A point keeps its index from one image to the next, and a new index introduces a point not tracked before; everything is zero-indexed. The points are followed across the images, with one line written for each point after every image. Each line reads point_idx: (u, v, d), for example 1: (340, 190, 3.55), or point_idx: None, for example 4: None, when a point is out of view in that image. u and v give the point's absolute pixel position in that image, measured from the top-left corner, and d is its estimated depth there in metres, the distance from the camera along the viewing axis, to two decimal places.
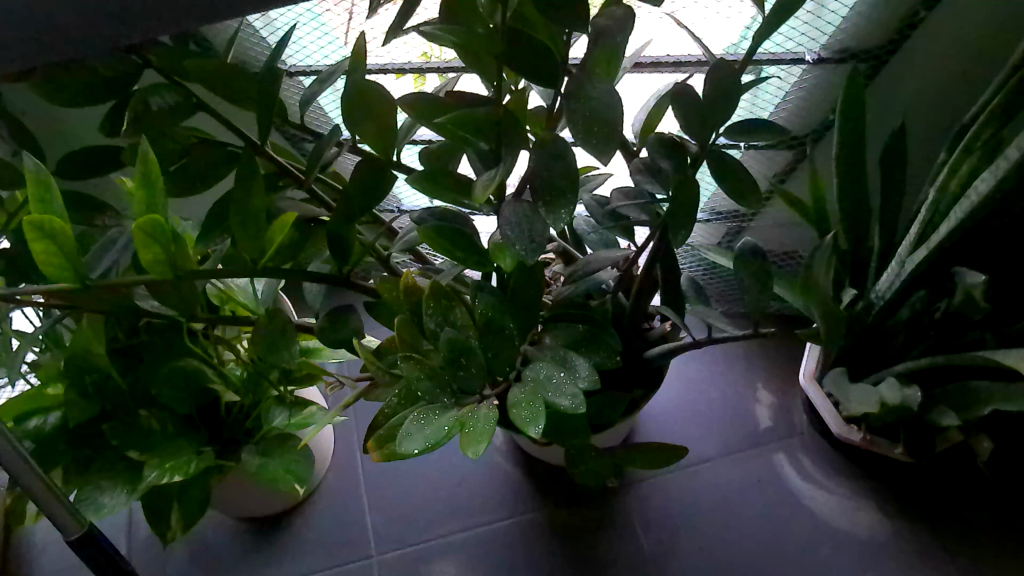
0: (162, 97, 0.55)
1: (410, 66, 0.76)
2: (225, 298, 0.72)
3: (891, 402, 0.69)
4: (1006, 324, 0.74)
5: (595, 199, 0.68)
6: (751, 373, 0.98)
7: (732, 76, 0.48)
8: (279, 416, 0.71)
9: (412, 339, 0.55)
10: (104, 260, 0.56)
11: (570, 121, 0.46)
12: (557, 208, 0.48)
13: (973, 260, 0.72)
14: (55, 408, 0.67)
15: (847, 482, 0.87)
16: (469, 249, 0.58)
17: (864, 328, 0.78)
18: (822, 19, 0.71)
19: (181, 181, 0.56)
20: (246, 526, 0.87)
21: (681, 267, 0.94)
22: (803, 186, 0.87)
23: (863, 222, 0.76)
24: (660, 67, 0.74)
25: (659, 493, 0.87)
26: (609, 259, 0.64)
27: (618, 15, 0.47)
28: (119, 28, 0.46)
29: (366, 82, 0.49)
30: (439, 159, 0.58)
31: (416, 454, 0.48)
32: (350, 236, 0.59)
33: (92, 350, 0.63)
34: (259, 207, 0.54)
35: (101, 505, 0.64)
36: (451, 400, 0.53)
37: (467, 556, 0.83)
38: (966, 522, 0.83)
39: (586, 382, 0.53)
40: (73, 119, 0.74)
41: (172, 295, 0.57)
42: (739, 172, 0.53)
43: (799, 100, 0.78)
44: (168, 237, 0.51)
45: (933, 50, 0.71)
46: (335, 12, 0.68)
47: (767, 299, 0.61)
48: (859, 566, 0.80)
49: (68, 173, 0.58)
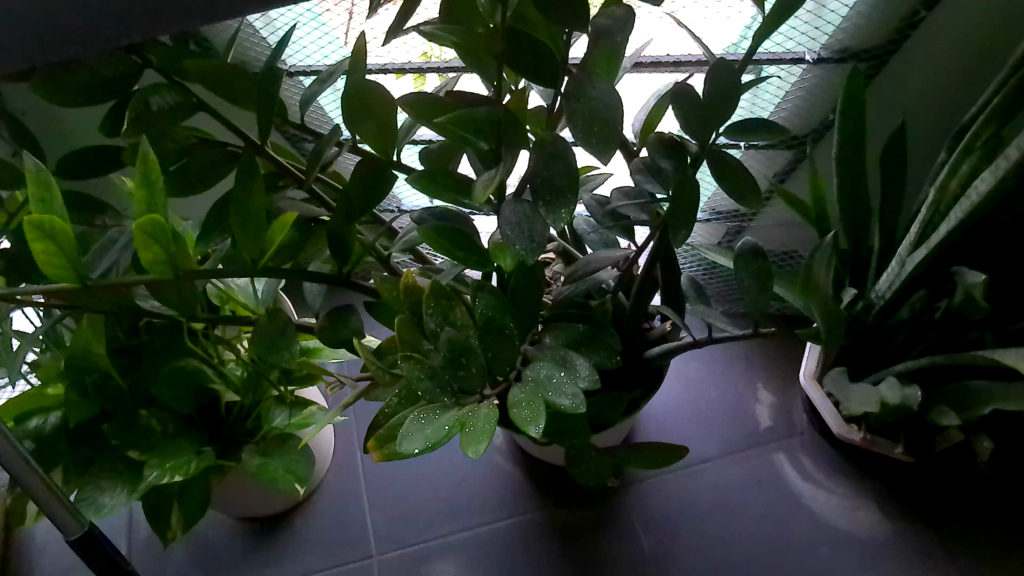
0: (162, 96, 0.54)
1: (410, 66, 0.76)
2: (225, 298, 0.72)
3: (891, 402, 0.69)
4: (1006, 324, 0.73)
5: (595, 199, 0.68)
6: (751, 373, 0.98)
7: (733, 77, 0.49)
8: (279, 416, 0.71)
9: (413, 339, 0.55)
10: (104, 260, 0.56)
11: (570, 121, 0.46)
12: (557, 208, 0.48)
13: (973, 260, 0.71)
14: (55, 408, 0.67)
15: (847, 483, 0.87)
16: (469, 249, 0.58)
17: (864, 328, 0.78)
18: (822, 19, 0.71)
19: (181, 181, 0.56)
20: (246, 526, 0.87)
21: (681, 267, 0.94)
22: (803, 186, 0.87)
23: (863, 222, 0.76)
24: (660, 67, 0.74)
25: (659, 493, 0.87)
26: (608, 259, 0.64)
27: (619, 14, 0.47)
28: (118, 28, 0.46)
29: (366, 82, 0.49)
30: (439, 159, 0.58)
31: (416, 454, 0.48)
32: (351, 236, 0.59)
33: (92, 350, 0.63)
34: (259, 207, 0.54)
35: (101, 505, 0.64)
36: (451, 400, 0.53)
37: (467, 556, 0.83)
38: (966, 522, 0.83)
39: (586, 381, 0.53)
40: (73, 119, 0.74)
41: (173, 295, 0.57)
42: (739, 171, 0.53)
43: (799, 100, 0.78)
44: (168, 237, 0.51)
45: (933, 49, 0.72)
46: (335, 12, 0.68)
47: (767, 299, 0.61)
48: (859, 566, 0.80)
49: (69, 173, 0.58)
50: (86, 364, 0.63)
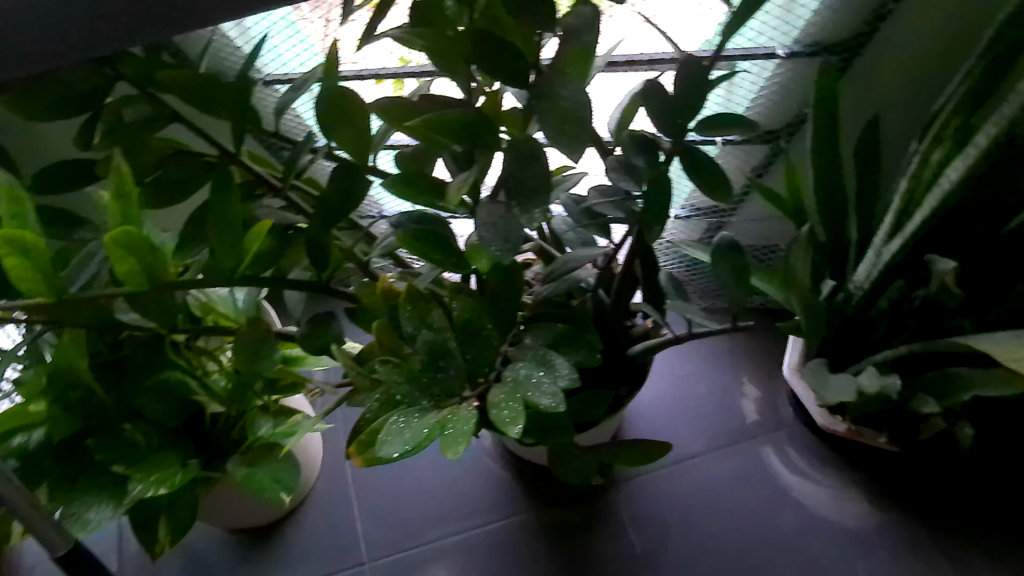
0: (137, 108, 0.56)
1: (387, 70, 0.76)
2: (206, 308, 0.71)
3: (869, 391, 0.69)
4: (982, 310, 0.74)
5: (572, 198, 0.68)
6: (737, 368, 0.98)
7: (699, 73, 0.49)
8: (264, 426, 0.72)
9: (392, 343, 0.57)
10: (83, 274, 0.57)
11: (541, 120, 0.47)
12: (531, 208, 0.49)
13: (948, 248, 0.72)
14: (38, 426, 0.66)
15: (833, 473, 0.87)
16: (447, 251, 0.58)
17: (845, 319, 0.79)
18: (792, 14, 0.71)
19: (156, 193, 0.57)
20: (236, 538, 0.86)
21: (661, 264, 0.94)
22: (780, 179, 0.88)
23: (840, 214, 0.76)
24: (635, 65, 0.75)
25: (648, 490, 0.87)
26: (587, 257, 0.64)
27: (586, 13, 0.47)
28: (87, 42, 0.46)
29: (339, 88, 0.50)
30: (414, 159, 0.56)
31: (396, 458, 0.47)
32: (328, 241, 0.59)
33: (75, 364, 0.61)
34: (236, 217, 0.54)
35: (88, 521, 0.63)
36: (431, 403, 0.52)
37: (458, 559, 0.83)
38: (951, 510, 0.83)
39: (567, 380, 0.52)
40: (50, 134, 0.74)
41: (154, 305, 0.57)
42: (711, 166, 0.53)
43: (772, 95, 0.78)
44: (144, 249, 0.52)
45: (903, 40, 0.72)
46: (310, 20, 0.69)
47: (745, 293, 0.61)
48: (848, 556, 0.81)
49: (44, 188, 0.58)
50: (68, 379, 0.62)
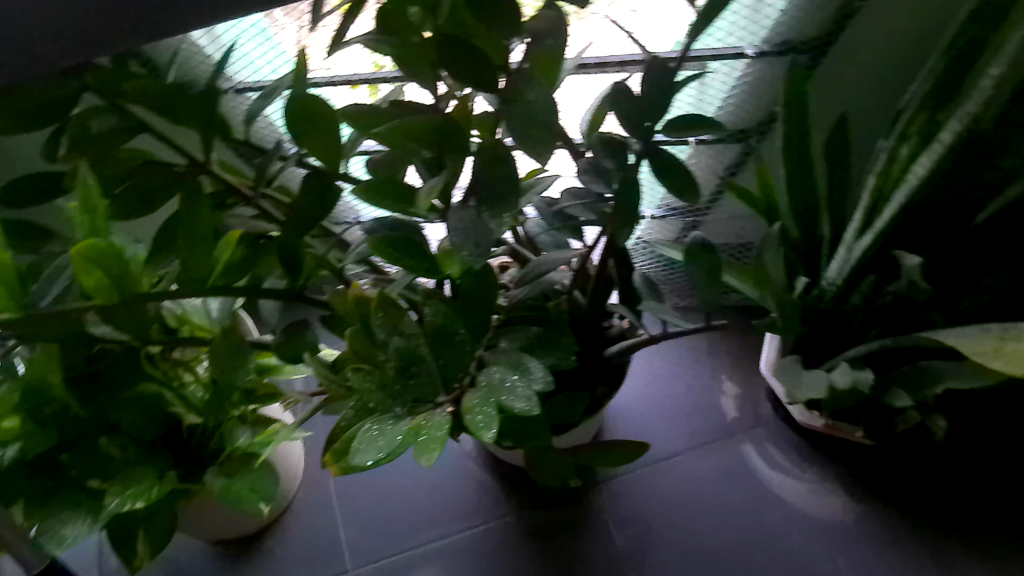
0: (102, 120, 0.55)
1: (360, 77, 0.76)
2: (182, 320, 0.71)
3: (841, 386, 0.70)
4: (952, 303, 0.75)
5: (544, 202, 0.67)
6: (716, 366, 0.99)
7: (666, 74, 0.49)
8: (243, 435, 0.71)
9: (365, 350, 0.57)
10: (52, 288, 0.56)
11: (508, 125, 0.47)
12: (500, 212, 0.49)
13: (917, 242, 0.73)
14: (12, 441, 0.63)
15: (812, 468, 0.88)
16: (420, 256, 0.57)
17: (820, 313, 0.79)
18: (759, 14, 0.71)
19: (124, 205, 0.56)
20: (218, 549, 0.86)
21: (636, 263, 0.95)
22: (753, 177, 0.87)
23: (812, 211, 0.77)
24: (606, 67, 0.75)
25: (630, 490, 0.88)
26: (560, 260, 0.64)
27: (551, 18, 0.47)
28: (49, 54, 0.45)
29: (310, 95, 0.50)
30: (383, 167, 0.56)
31: (370, 466, 0.46)
32: (300, 250, 0.60)
33: (47, 378, 0.61)
34: (205, 227, 0.54)
35: (65, 537, 0.61)
36: (405, 410, 0.52)
37: (442, 564, 0.83)
38: (928, 500, 0.84)
39: (541, 384, 0.52)
40: (17, 147, 0.73)
41: (126, 318, 0.56)
42: (679, 167, 0.53)
43: (744, 95, 0.78)
44: (112, 261, 0.52)
45: (870, 37, 0.73)
46: (282, 26, 0.68)
47: (718, 291, 0.62)
48: (829, 550, 0.81)
49: (10, 202, 0.57)
50: (41, 392, 0.62)
